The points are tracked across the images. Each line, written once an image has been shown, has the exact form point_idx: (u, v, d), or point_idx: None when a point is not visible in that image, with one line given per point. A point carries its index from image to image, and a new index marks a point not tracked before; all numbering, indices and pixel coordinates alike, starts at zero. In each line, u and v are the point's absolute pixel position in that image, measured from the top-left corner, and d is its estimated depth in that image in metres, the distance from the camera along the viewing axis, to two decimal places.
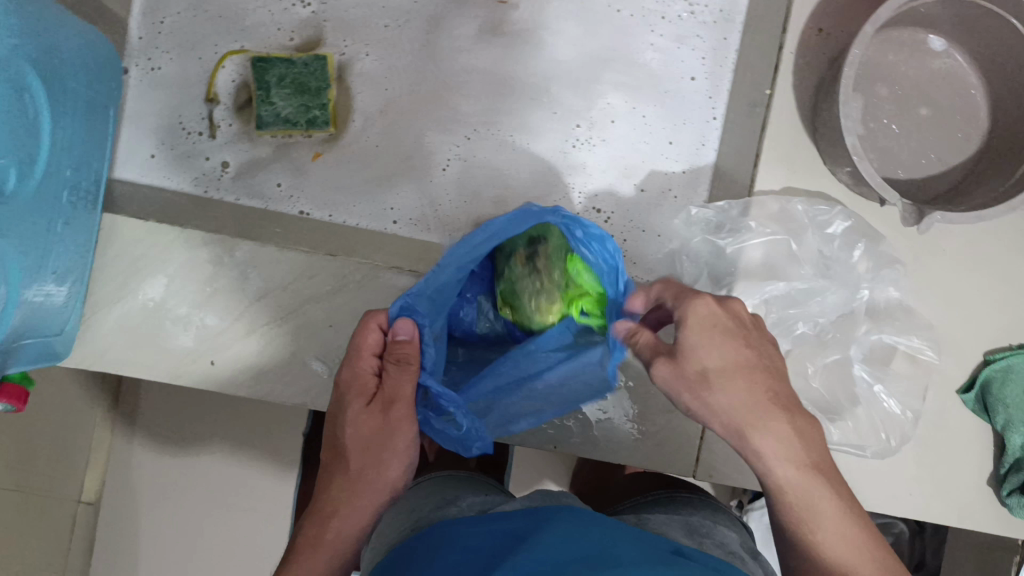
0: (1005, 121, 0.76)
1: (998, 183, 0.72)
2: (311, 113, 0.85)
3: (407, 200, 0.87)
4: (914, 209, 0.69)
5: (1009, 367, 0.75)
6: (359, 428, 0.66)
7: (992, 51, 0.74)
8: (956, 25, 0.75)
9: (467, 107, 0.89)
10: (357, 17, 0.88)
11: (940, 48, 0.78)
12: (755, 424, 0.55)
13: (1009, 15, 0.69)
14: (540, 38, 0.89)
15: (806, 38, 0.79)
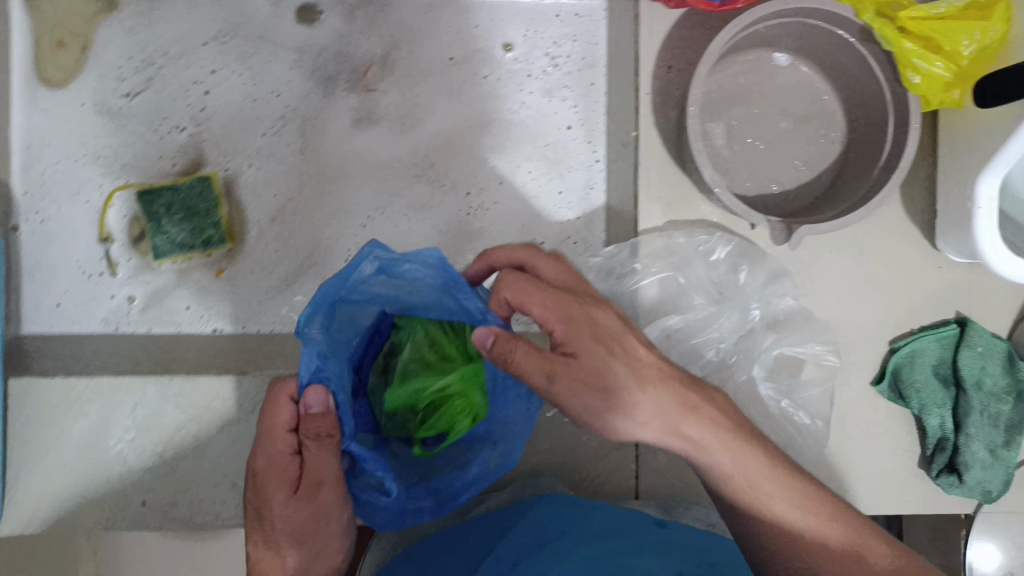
0: (860, 120, 0.78)
1: (862, 184, 0.74)
2: (205, 234, 0.88)
3: (314, 297, 0.90)
4: (783, 227, 0.72)
5: (914, 353, 0.79)
6: (282, 512, 0.62)
7: (835, 57, 0.77)
8: (794, 40, 0.78)
9: (356, 196, 0.91)
10: (233, 131, 0.90)
11: (786, 63, 0.81)
12: (592, 384, 0.62)
13: (834, 27, 0.72)
14: (415, 117, 0.91)
15: (659, 76, 0.81)
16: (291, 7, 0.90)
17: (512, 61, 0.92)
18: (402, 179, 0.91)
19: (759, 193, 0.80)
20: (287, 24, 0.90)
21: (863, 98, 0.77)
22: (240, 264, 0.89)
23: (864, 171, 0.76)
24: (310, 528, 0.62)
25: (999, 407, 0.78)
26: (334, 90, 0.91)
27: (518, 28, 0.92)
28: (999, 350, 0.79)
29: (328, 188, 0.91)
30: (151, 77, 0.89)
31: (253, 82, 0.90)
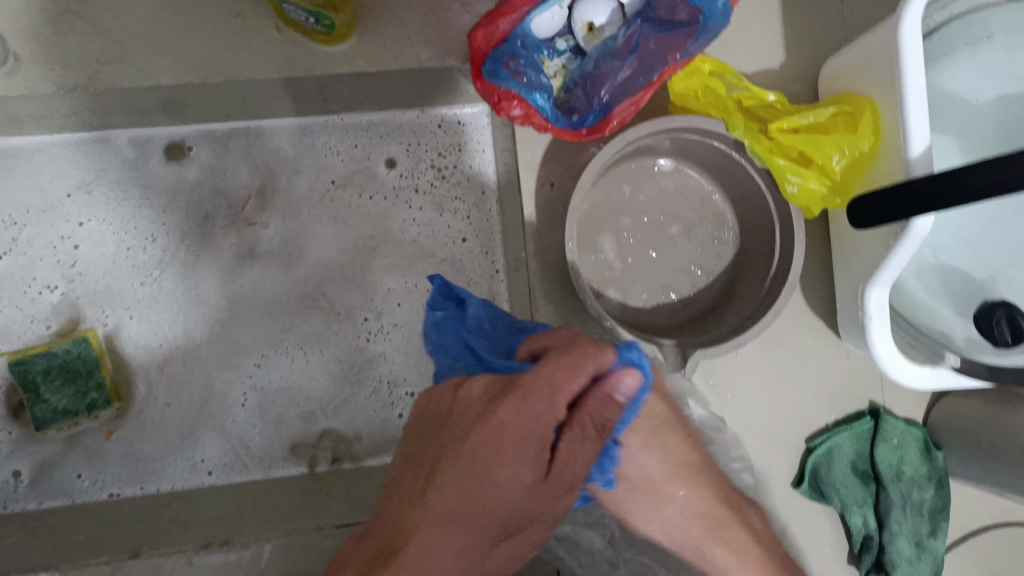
0: (749, 222, 0.77)
1: (754, 295, 0.73)
2: (89, 397, 0.82)
3: (213, 448, 0.86)
4: (677, 353, 0.70)
5: (830, 451, 0.78)
6: (521, 501, 0.52)
7: (717, 161, 0.75)
8: (673, 149, 0.76)
9: (247, 337, 0.87)
10: (109, 284, 0.85)
11: (670, 168, 0.79)
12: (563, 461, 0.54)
13: (710, 137, 0.71)
14: (301, 247, 0.88)
15: (541, 195, 0.78)
16: (158, 147, 0.86)
17: (397, 178, 0.89)
18: (293, 313, 0.88)
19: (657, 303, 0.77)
20: (154, 166, 0.86)
21: (748, 202, 0.76)
22: (131, 424, 0.85)
23: (757, 278, 0.74)
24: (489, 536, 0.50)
25: (921, 496, 0.76)
26: (213, 230, 0.87)
27: (400, 144, 0.89)
28: (914, 438, 0.78)
29: (217, 332, 0.87)
30: (14, 238, 0.84)
31: (126, 230, 0.86)
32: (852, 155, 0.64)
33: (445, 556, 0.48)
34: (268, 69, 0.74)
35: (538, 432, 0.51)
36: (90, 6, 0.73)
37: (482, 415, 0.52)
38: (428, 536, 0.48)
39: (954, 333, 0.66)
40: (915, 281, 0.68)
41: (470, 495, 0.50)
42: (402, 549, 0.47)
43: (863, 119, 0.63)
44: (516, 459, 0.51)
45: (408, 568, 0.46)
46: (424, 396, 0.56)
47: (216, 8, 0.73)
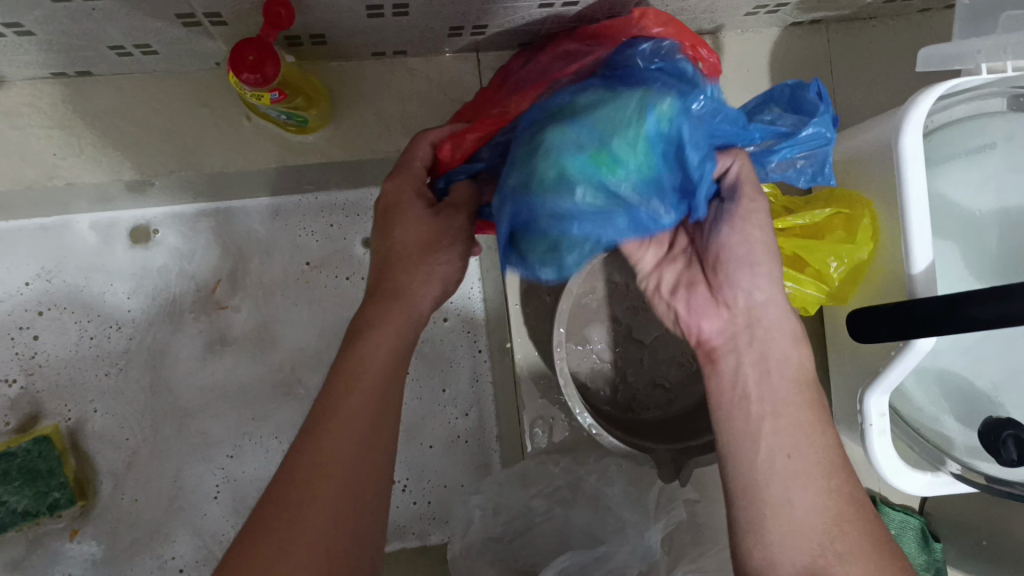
0: None
1: None
2: (51, 497, 0.78)
3: (184, 544, 0.81)
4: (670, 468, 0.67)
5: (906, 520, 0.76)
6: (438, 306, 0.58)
7: None
8: None
9: (218, 426, 0.83)
10: (72, 376, 0.81)
11: None
12: (395, 212, 0.58)
13: None
14: (274, 332, 0.84)
15: (527, 287, 0.76)
16: (121, 232, 0.82)
17: None
18: (267, 401, 0.83)
19: (646, 398, 0.75)
20: (118, 251, 0.82)
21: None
22: (96, 523, 0.81)
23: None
24: (420, 250, 0.57)
25: None
26: (181, 317, 0.83)
27: None
28: (912, 528, 0.76)
29: (186, 423, 0.82)
30: None
31: (88, 317, 0.82)
32: (850, 262, 0.63)
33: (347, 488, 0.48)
34: (243, 162, 0.72)
35: (442, 272, 0.58)
36: (47, 96, 0.69)
37: (434, 211, 0.58)
38: (339, 435, 0.49)
39: (954, 438, 0.64)
40: (914, 385, 0.66)
41: (343, 420, 0.49)
42: (318, 464, 0.47)
43: (857, 224, 0.63)
44: (427, 286, 0.57)
45: (316, 490, 0.47)
46: (385, 185, 0.59)
47: (183, 98, 0.70)
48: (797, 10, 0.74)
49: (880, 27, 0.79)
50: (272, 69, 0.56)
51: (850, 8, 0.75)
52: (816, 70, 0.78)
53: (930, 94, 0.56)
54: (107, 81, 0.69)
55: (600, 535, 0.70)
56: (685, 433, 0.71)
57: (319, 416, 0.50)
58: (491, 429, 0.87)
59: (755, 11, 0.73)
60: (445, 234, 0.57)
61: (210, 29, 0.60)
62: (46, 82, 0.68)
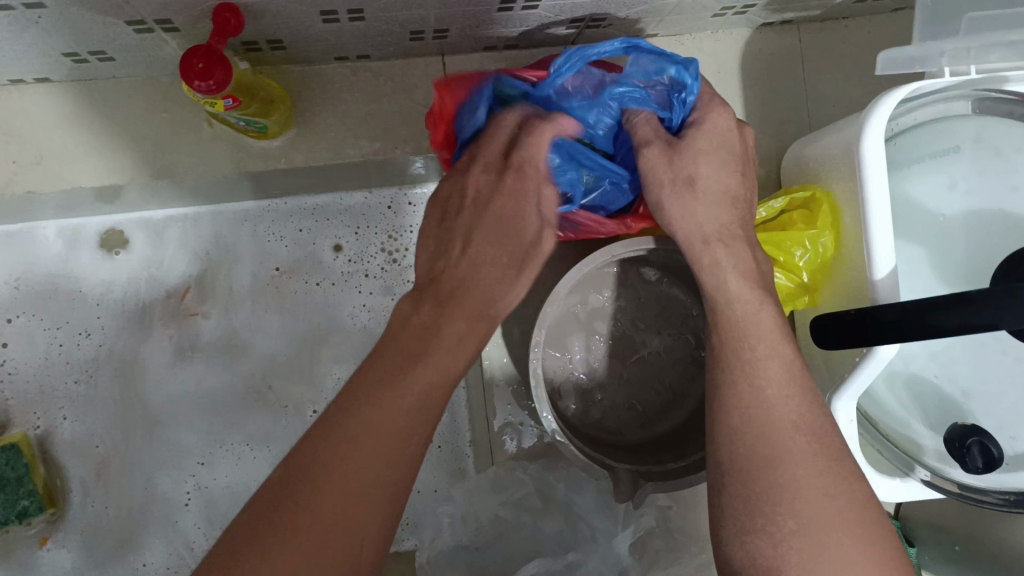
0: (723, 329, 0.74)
1: None
2: (19, 504, 0.77)
3: (156, 552, 0.81)
4: (629, 484, 0.66)
5: None
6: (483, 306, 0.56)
7: (685, 266, 0.72)
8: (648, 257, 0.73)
9: (189, 433, 0.82)
10: (41, 385, 0.80)
11: (654, 277, 0.75)
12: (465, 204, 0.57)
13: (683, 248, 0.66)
14: (243, 339, 0.83)
15: None
16: (89, 238, 0.81)
17: (345, 263, 0.84)
18: (238, 408, 0.82)
19: (616, 417, 0.74)
20: (86, 258, 0.81)
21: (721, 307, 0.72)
22: (67, 533, 0.80)
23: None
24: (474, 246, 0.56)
25: None
26: (150, 323, 0.82)
27: (348, 227, 0.84)
28: None
29: (156, 431, 0.82)
30: None
31: (57, 325, 0.80)
32: (814, 251, 0.63)
33: (362, 498, 0.45)
34: (207, 169, 0.71)
35: (506, 275, 0.56)
36: (5, 104, 0.68)
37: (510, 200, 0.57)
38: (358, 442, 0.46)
39: (923, 443, 0.63)
40: (885, 391, 0.65)
41: (373, 420, 0.47)
42: (332, 465, 0.45)
43: (818, 212, 0.63)
44: (487, 289, 0.55)
45: (322, 493, 0.44)
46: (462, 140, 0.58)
47: (144, 105, 0.69)
48: (765, 11, 0.73)
49: (852, 26, 0.78)
50: (224, 75, 0.55)
51: (820, 8, 0.74)
52: (788, 70, 0.77)
53: (891, 98, 0.55)
54: (65, 88, 0.68)
55: (570, 543, 0.69)
56: (657, 459, 0.69)
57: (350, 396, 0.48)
58: (465, 434, 0.86)
59: (722, 12, 0.72)
60: (500, 245, 0.56)
61: (162, 36, 0.59)
62: (4, 89, 0.68)
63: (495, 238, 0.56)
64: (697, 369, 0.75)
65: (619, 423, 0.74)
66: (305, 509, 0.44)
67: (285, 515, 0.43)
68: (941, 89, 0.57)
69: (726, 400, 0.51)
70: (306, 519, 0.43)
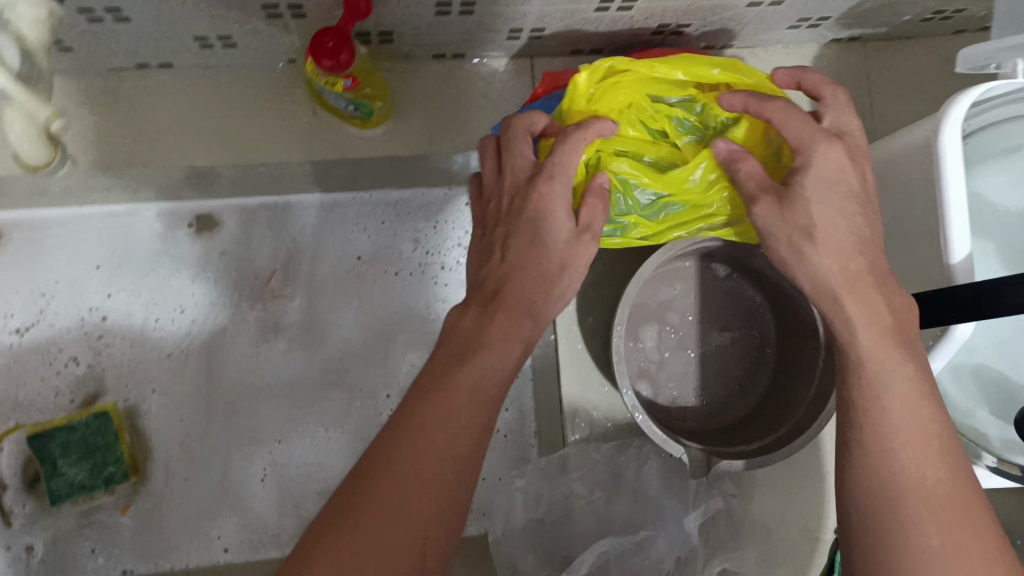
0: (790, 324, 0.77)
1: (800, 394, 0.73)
2: (105, 472, 0.81)
3: (230, 524, 0.83)
4: (703, 458, 0.68)
5: None
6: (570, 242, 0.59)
7: (755, 264, 0.76)
8: (723, 253, 0.76)
9: (266, 412, 0.85)
10: (135, 356, 0.84)
11: (724, 273, 0.79)
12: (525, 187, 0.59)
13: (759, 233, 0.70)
14: (324, 321, 0.87)
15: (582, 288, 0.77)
16: (185, 218, 0.86)
17: (423, 255, 0.89)
18: (315, 390, 0.86)
19: (685, 406, 0.76)
20: (182, 237, 0.86)
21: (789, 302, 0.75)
22: (146, 499, 0.83)
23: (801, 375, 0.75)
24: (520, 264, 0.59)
25: None
26: (239, 302, 0.86)
27: (427, 221, 0.89)
28: None
29: (238, 407, 0.85)
30: (42, 310, 0.83)
31: (153, 300, 0.85)
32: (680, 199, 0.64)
33: (458, 427, 0.52)
34: (306, 154, 0.76)
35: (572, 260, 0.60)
36: (129, 86, 0.74)
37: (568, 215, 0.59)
38: (420, 448, 0.50)
39: (988, 432, 0.65)
40: (950, 379, 0.67)
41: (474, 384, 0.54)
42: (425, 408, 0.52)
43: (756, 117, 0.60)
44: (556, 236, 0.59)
45: (388, 488, 0.49)
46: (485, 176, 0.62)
47: (255, 92, 0.75)
48: (838, 26, 0.76)
49: (915, 46, 0.81)
50: (348, 57, 0.59)
51: (887, 26, 0.77)
52: (857, 84, 0.80)
53: (966, 95, 0.58)
54: (183, 73, 0.74)
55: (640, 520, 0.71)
56: (732, 442, 0.71)
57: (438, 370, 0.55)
58: (531, 424, 0.89)
59: (799, 24, 0.74)
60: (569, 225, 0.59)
61: (288, 21, 0.65)
62: (129, 73, 0.74)
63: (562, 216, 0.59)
64: (762, 364, 0.77)
65: (687, 411, 0.76)
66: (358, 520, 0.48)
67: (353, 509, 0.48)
68: (1013, 90, 0.59)
69: (895, 467, 0.51)
70: (382, 480, 0.49)
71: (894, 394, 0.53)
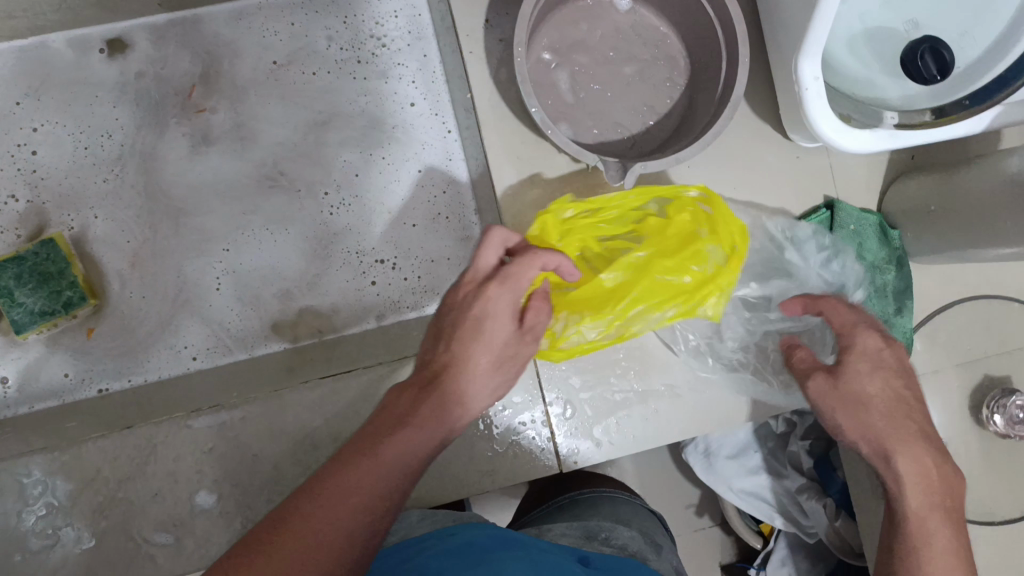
0: (695, 44, 0.79)
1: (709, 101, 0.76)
2: (63, 296, 0.83)
3: (195, 333, 0.87)
4: (618, 166, 0.71)
5: (858, 225, 0.80)
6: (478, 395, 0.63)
7: None
8: None
9: (212, 223, 0.88)
10: (73, 186, 0.86)
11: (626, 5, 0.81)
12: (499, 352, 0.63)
13: None
14: (252, 130, 0.89)
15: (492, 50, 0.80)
16: (96, 45, 0.87)
17: (339, 51, 0.90)
18: (255, 195, 0.89)
19: (603, 138, 0.80)
20: (96, 64, 0.87)
21: (689, 16, 0.78)
22: (109, 320, 0.86)
23: (709, 87, 0.78)
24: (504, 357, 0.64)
25: (882, 280, 0.81)
26: (165, 120, 0.87)
27: (337, 17, 0.90)
28: (870, 224, 0.81)
29: (182, 222, 0.88)
30: None
31: (80, 129, 0.86)
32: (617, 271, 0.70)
33: (387, 482, 0.55)
34: None
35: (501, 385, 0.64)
36: None
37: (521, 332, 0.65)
38: (353, 471, 0.54)
39: (889, 94, 0.70)
40: (845, 53, 0.71)
41: (375, 472, 0.54)
42: (341, 476, 0.54)
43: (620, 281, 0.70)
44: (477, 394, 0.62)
45: (322, 502, 0.52)
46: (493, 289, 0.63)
47: None
48: None
49: None
50: None
51: None
52: None
53: None
54: None
55: None
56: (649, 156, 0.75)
57: (361, 452, 0.55)
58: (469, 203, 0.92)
59: None
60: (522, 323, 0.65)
61: None
62: None
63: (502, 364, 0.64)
64: (670, 90, 0.81)
65: (606, 143, 0.80)
66: (302, 531, 0.51)
67: (270, 535, 0.51)
68: None
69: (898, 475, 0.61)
70: (324, 493, 0.53)
71: (912, 461, 0.61)
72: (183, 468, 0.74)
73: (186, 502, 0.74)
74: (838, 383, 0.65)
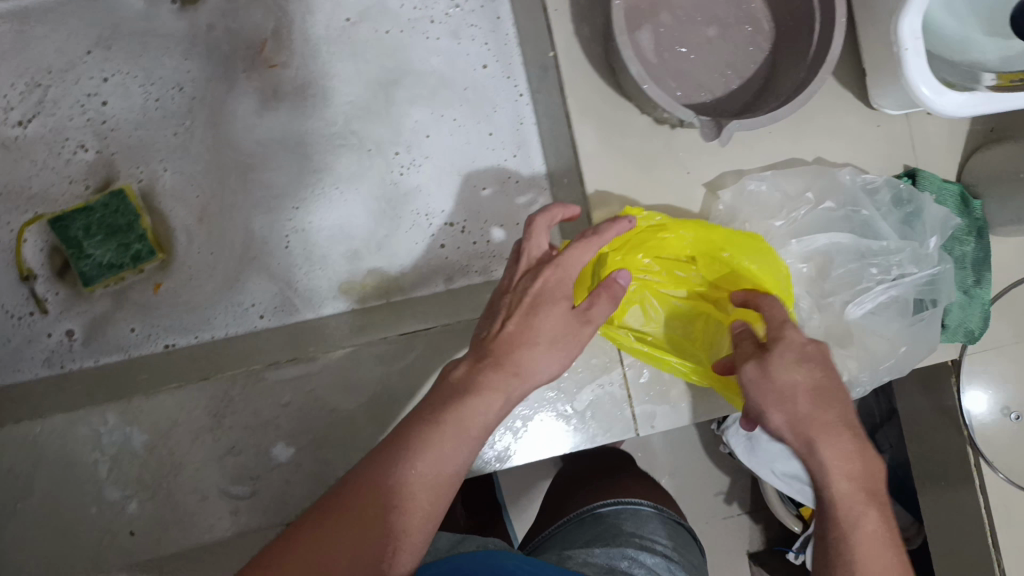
0: (783, 7, 0.79)
1: (800, 62, 0.75)
2: (132, 250, 0.82)
3: (263, 290, 0.85)
4: (712, 123, 0.70)
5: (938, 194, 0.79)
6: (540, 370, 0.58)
7: None
8: None
9: (279, 179, 0.87)
10: (142, 138, 0.85)
11: None
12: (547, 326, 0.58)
13: None
14: (322, 87, 0.88)
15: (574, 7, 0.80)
16: None
17: (410, 11, 0.90)
18: (324, 152, 0.88)
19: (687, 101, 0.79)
20: (167, 16, 0.86)
21: None
22: (175, 276, 0.85)
23: (796, 48, 0.77)
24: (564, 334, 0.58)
25: (961, 250, 0.79)
26: (235, 74, 0.87)
27: None
28: (951, 195, 0.79)
29: (250, 177, 0.86)
30: (41, 100, 0.84)
31: (150, 81, 0.85)
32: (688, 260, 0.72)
33: (418, 487, 0.51)
34: None
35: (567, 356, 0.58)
36: None
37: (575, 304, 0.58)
38: (381, 487, 0.50)
39: (987, 55, 0.69)
40: (943, 13, 0.70)
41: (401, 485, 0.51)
42: (367, 486, 0.50)
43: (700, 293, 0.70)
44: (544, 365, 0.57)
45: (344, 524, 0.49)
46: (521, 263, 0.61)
47: None
48: None
49: None
50: None
51: None
52: None
53: None
54: None
55: None
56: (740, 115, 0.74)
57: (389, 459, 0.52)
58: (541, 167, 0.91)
59: None
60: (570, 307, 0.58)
61: None
62: None
63: (564, 336, 0.58)
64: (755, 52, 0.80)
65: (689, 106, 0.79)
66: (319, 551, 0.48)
67: (297, 541, 0.48)
68: None
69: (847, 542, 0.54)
70: (350, 511, 0.49)
71: (860, 525, 0.54)
72: (260, 422, 0.74)
73: (261, 455, 0.73)
74: (754, 396, 0.60)
